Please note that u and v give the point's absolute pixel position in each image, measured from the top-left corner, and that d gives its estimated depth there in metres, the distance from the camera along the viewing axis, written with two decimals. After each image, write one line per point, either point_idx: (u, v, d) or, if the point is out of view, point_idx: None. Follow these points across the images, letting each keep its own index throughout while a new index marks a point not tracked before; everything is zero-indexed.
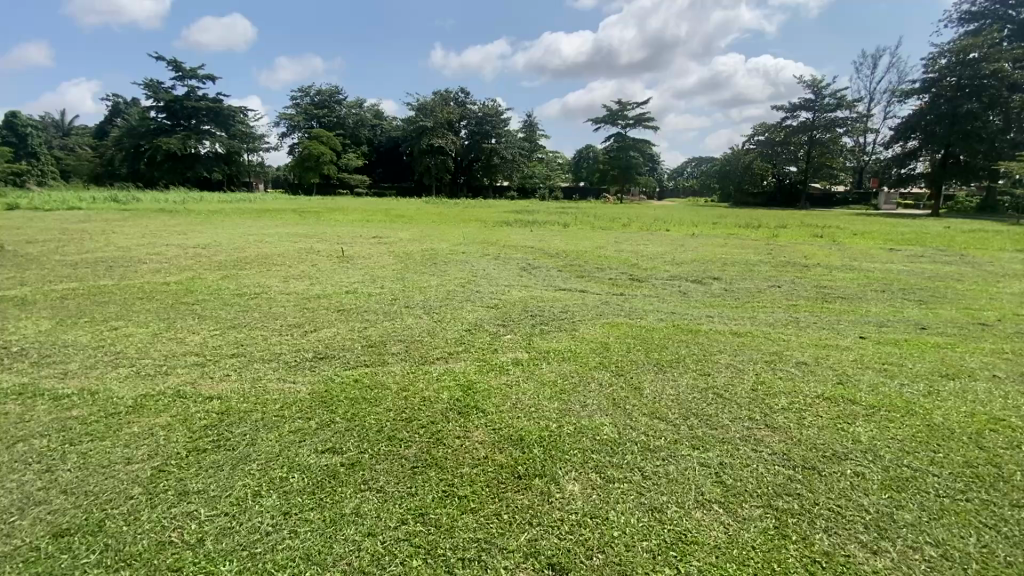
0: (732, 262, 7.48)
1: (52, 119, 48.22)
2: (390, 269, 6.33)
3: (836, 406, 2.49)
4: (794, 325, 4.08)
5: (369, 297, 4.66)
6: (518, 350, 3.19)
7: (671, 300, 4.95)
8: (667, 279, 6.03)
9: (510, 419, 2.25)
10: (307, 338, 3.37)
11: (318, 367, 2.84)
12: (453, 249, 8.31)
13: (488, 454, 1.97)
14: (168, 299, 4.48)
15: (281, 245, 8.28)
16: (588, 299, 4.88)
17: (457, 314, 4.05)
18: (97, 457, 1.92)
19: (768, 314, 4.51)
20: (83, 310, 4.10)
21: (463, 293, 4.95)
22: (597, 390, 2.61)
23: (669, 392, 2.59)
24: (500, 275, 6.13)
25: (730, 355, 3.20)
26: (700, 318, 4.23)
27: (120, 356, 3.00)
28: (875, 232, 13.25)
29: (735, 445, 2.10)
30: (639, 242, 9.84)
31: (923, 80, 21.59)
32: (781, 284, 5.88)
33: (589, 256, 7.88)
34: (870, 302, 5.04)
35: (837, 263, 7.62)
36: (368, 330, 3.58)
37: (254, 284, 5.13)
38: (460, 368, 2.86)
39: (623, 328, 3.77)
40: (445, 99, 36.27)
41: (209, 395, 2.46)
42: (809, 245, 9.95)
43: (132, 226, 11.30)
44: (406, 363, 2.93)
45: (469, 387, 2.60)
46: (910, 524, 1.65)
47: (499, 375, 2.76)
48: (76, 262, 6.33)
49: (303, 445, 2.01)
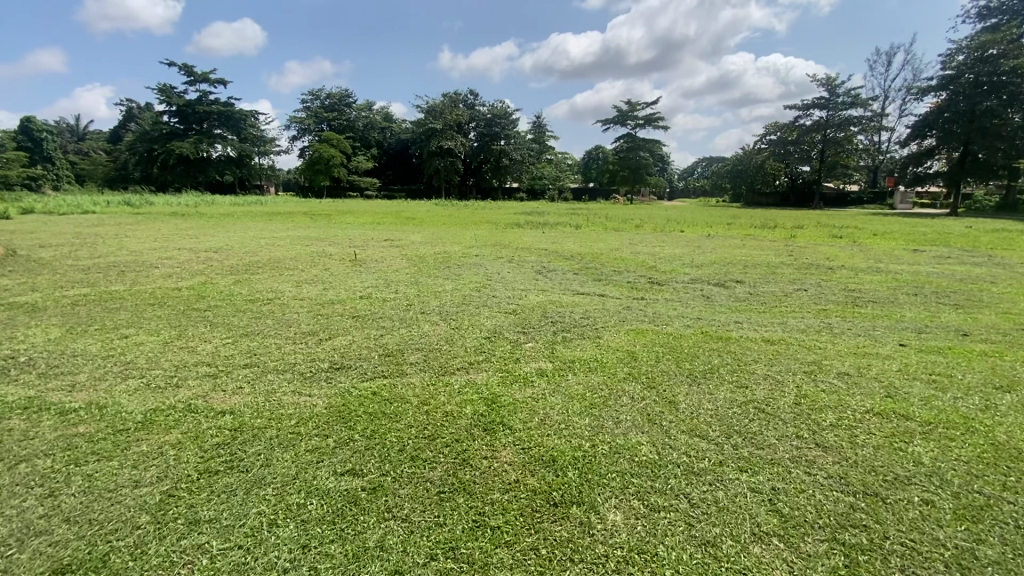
0: (752, 264, 7.27)
1: (67, 125, 48.92)
2: (404, 273, 6.22)
3: (889, 424, 2.31)
4: (827, 332, 3.89)
5: (384, 302, 4.54)
6: (541, 359, 3.04)
7: (695, 305, 4.77)
8: (688, 282, 5.85)
9: (541, 437, 2.10)
10: (321, 347, 3.25)
11: (333, 379, 2.71)
12: (466, 252, 8.19)
13: (519, 477, 1.82)
14: (179, 304, 4.39)
15: (292, 249, 8.21)
16: (609, 303, 4.72)
17: (475, 321, 3.92)
18: (103, 480, 1.80)
19: (798, 319, 4.32)
20: (93, 316, 4.02)
21: (479, 297, 4.81)
22: (629, 403, 2.46)
23: (707, 408, 2.43)
24: (515, 278, 5.98)
25: (766, 365, 3.02)
26: (728, 323, 4.05)
27: (129, 366, 2.90)
28: (896, 232, 12.91)
29: (786, 467, 1.94)
30: (654, 244, 9.65)
31: (941, 77, 21.20)
32: (807, 287, 5.68)
33: (605, 258, 7.73)
34: (904, 306, 4.82)
35: (862, 265, 7.37)
36: (384, 338, 3.45)
37: (266, 290, 5.04)
38: (483, 379, 2.72)
39: (649, 335, 3.61)
40: (454, 101, 36.24)
41: (220, 409, 2.34)
42: (830, 247, 9.68)
43: (143, 230, 11.33)
44: (425, 374, 2.80)
45: (492, 400, 2.46)
46: (995, 562, 1.47)
47: (524, 388, 2.61)
48: (88, 266, 6.29)
49: (321, 466, 1.88)
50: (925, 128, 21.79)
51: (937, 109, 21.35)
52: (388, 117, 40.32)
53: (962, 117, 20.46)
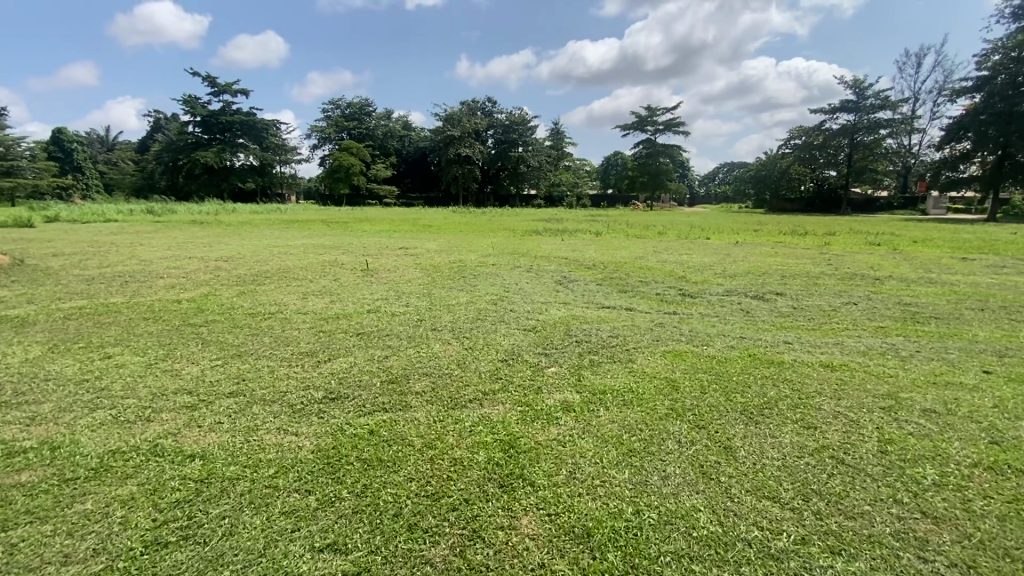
0: (790, 273, 6.76)
1: (97, 136, 50.27)
2: (416, 283, 5.87)
3: (1007, 483, 1.84)
4: (893, 355, 3.39)
5: (393, 317, 4.20)
6: (566, 390, 2.61)
7: (735, 322, 4.28)
8: (723, 294, 5.39)
9: (573, 499, 1.70)
10: (318, 372, 2.88)
11: (325, 413, 2.34)
12: (482, 261, 7.82)
13: (547, 561, 1.42)
14: (176, 319, 4.11)
15: (304, 258, 7.97)
16: (638, 319, 4.29)
17: (490, 340, 3.52)
18: (26, 554, 1.44)
19: (856, 339, 3.81)
20: (82, 333, 3.74)
21: (496, 312, 4.42)
22: (677, 450, 2.04)
23: (773, 457, 2.00)
24: (535, 290, 5.58)
25: (833, 400, 2.56)
26: (777, 344, 3.58)
27: (101, 395, 2.56)
28: (938, 240, 12.15)
29: (893, 549, 1.50)
30: (680, 252, 9.15)
31: (975, 78, 20.35)
32: (857, 301, 5.16)
33: (629, 267, 7.32)
34: (973, 324, 4.29)
35: (912, 275, 6.79)
36: (388, 361, 3.07)
37: (269, 302, 4.73)
38: (499, 414, 2.32)
39: (688, 358, 3.17)
40: (472, 109, 36.12)
41: (190, 452, 1.98)
42: (871, 255, 9.04)
43: (159, 238, 11.24)
44: (432, 407, 2.40)
45: (511, 443, 2.06)
46: None
47: (548, 426, 2.21)
48: (92, 276, 6.08)
49: (297, 539, 1.50)
50: (960, 130, 20.85)
51: (971, 110, 20.41)
52: (406, 126, 40.47)
53: (999, 119, 19.42)
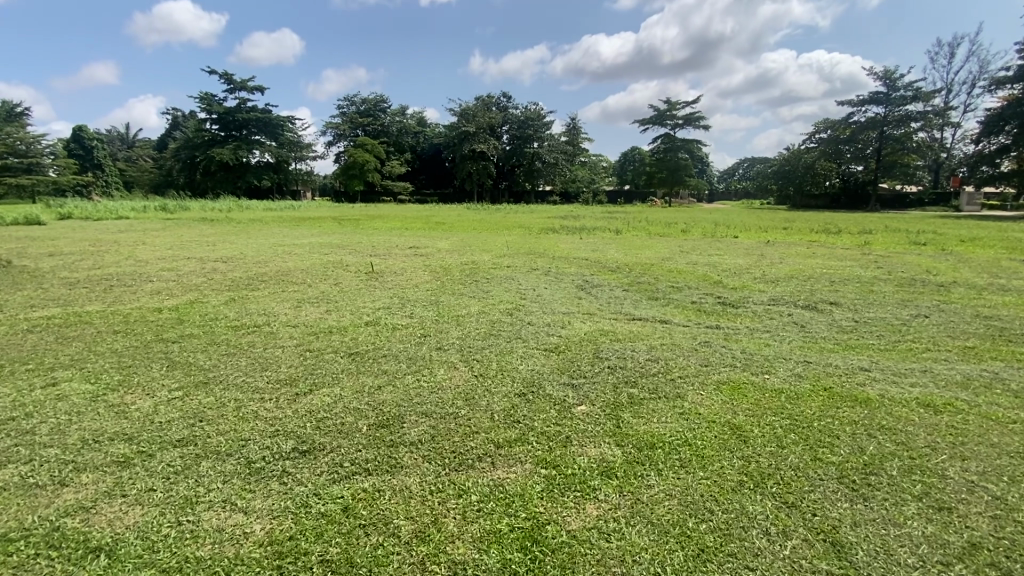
0: (840, 278, 6.07)
1: (118, 133, 50.88)
2: (424, 288, 5.33)
3: None
4: (1005, 389, 2.72)
5: (392, 332, 3.64)
6: (604, 443, 2.03)
7: (793, 339, 3.64)
8: (768, 303, 4.76)
9: None
10: (292, 411, 2.32)
11: (290, 478, 1.78)
12: (497, 262, 7.24)
13: None
14: (147, 334, 3.59)
15: (309, 258, 7.48)
16: (677, 335, 3.68)
17: (506, 365, 2.92)
18: None
19: (946, 365, 3.14)
20: (36, 350, 3.25)
21: (511, 326, 3.82)
22: (766, 549, 1.45)
23: (907, 563, 1.41)
24: (555, 297, 4.98)
25: (958, 464, 1.93)
26: (855, 371, 2.94)
27: (20, 442, 2.04)
28: (987, 238, 11.23)
29: None
30: (709, 251, 8.49)
31: (1017, 68, 19.13)
32: (928, 313, 4.47)
33: (657, 269, 6.71)
34: None
35: (981, 280, 6.03)
36: (380, 395, 2.50)
37: (257, 313, 4.22)
38: (516, 483, 1.75)
39: (750, 394, 2.54)
40: (487, 105, 35.44)
41: (97, 545, 1.45)
42: (921, 256, 8.25)
43: (165, 236, 10.85)
44: (428, 470, 1.83)
45: (533, 534, 1.49)
46: None
47: (584, 505, 1.63)
48: (77, 280, 5.64)
49: None
50: (1000, 123, 19.64)
51: (1012, 102, 19.22)
52: (421, 122, 40.09)
53: None
